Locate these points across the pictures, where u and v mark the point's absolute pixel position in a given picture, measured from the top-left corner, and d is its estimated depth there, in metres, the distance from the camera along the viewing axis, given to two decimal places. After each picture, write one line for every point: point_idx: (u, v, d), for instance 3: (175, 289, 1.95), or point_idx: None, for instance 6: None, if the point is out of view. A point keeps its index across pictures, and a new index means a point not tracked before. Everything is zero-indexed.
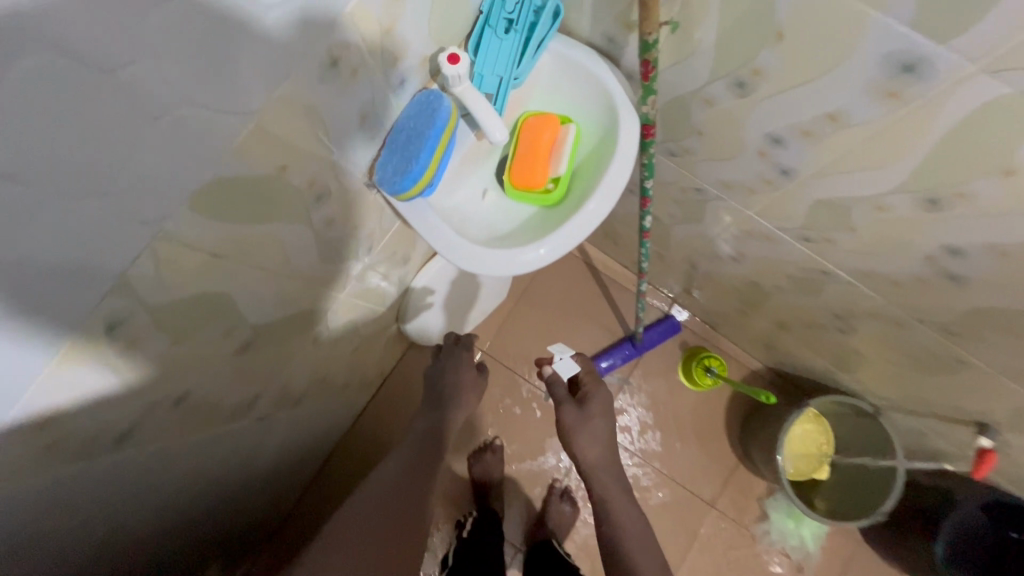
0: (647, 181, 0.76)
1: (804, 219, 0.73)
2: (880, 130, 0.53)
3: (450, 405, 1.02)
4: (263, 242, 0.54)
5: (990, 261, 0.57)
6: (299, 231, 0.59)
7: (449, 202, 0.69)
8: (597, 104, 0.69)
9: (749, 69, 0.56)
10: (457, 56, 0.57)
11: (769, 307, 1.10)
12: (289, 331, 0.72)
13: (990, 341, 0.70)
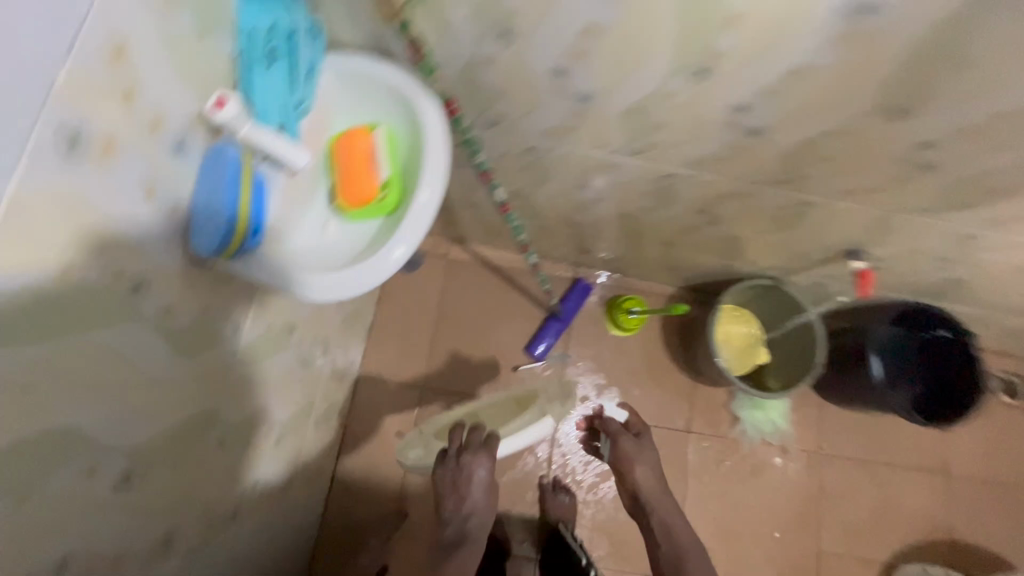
0: (475, 155, 0.81)
1: (622, 134, 0.77)
2: (626, 29, 0.57)
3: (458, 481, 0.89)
4: (100, 353, 0.50)
5: (771, 104, 0.64)
6: (142, 333, 0.55)
7: (291, 245, 0.68)
8: (388, 97, 0.69)
9: (503, 15, 0.59)
10: (223, 100, 0.56)
11: (648, 231, 1.16)
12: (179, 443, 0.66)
13: (812, 175, 0.78)
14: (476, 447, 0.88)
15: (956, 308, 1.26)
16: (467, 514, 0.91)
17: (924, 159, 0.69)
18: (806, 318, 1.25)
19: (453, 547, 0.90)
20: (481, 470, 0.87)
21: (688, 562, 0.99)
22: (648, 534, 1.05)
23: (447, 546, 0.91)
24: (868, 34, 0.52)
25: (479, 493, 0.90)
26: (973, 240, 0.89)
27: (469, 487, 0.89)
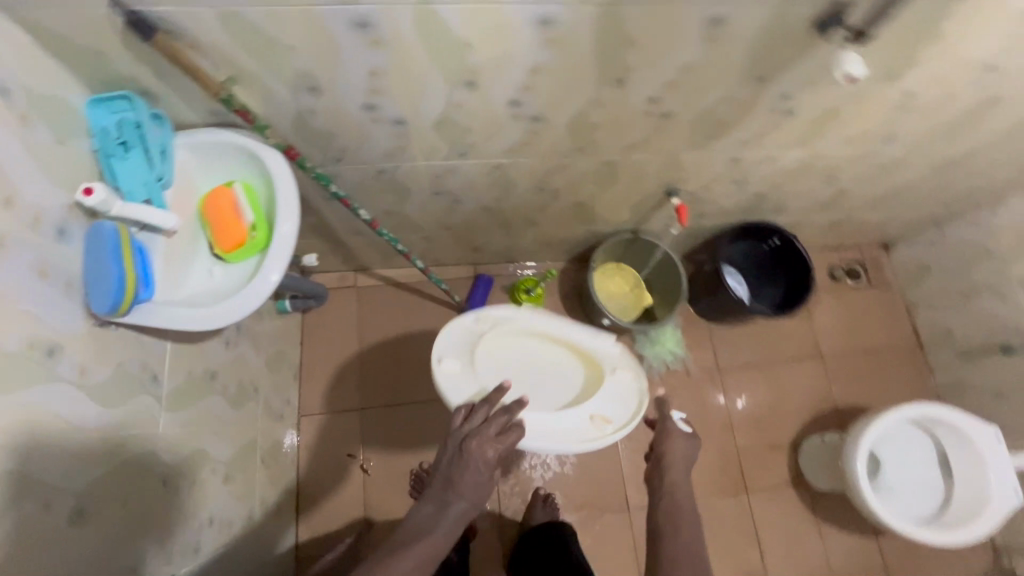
0: (330, 187, 0.96)
1: (443, 142, 0.95)
2: (400, 66, 0.75)
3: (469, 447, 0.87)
4: (33, 410, 0.62)
5: (532, 95, 0.84)
6: (66, 390, 0.67)
7: (182, 292, 0.80)
8: (237, 155, 0.83)
9: (304, 76, 0.75)
10: (90, 188, 0.68)
11: (513, 218, 1.35)
12: (122, 482, 0.77)
13: (597, 139, 0.99)
14: (493, 424, 0.89)
15: (777, 217, 1.53)
16: (444, 499, 0.84)
17: (662, 108, 0.91)
18: (657, 250, 1.50)
19: (408, 542, 0.80)
20: (489, 457, 0.86)
21: (673, 539, 0.91)
22: (654, 504, 0.98)
23: (402, 535, 0.81)
24: (562, 39, 0.72)
25: (469, 485, 0.85)
26: (741, 161, 1.14)
27: (464, 470, 0.85)
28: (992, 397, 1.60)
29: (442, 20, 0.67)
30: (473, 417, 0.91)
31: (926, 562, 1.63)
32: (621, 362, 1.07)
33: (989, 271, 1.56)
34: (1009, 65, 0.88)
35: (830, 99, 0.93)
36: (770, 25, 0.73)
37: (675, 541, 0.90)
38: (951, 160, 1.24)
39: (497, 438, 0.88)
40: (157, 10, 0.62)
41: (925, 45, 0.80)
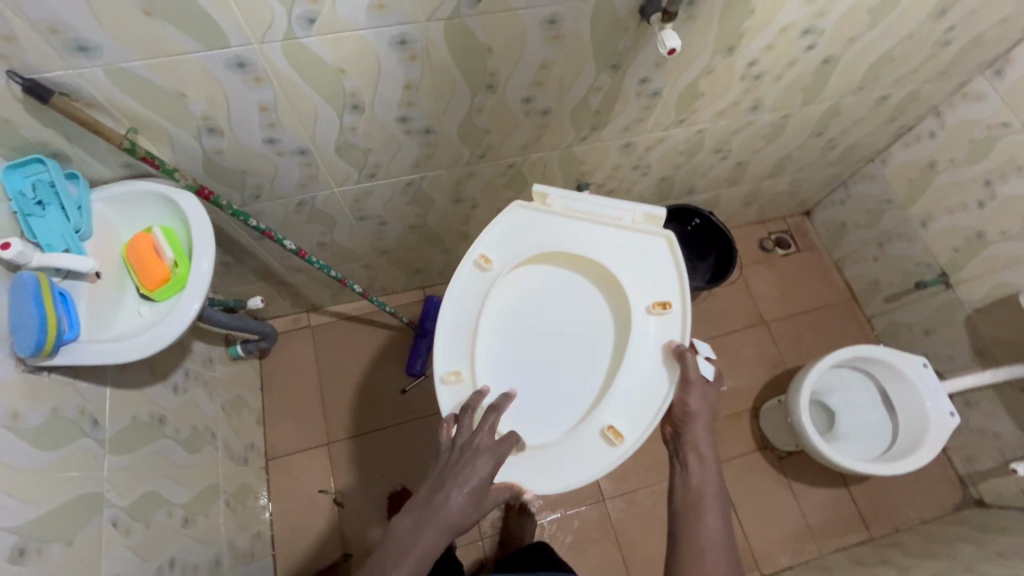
0: (248, 221, 1.01)
1: (349, 165, 1.04)
2: (286, 98, 0.84)
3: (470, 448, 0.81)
4: None
5: (416, 110, 0.93)
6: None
7: (110, 331, 0.85)
8: (153, 202, 0.90)
9: (201, 119, 0.84)
10: (6, 242, 0.73)
11: (443, 234, 1.43)
12: (67, 522, 0.79)
13: (491, 143, 1.09)
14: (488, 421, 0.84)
15: (693, 199, 1.65)
16: (443, 493, 0.78)
17: (538, 107, 1.01)
18: None
19: (408, 536, 0.75)
20: (487, 460, 0.80)
21: (689, 524, 0.82)
22: (675, 475, 0.89)
23: (402, 525, 0.77)
24: (422, 54, 0.82)
25: (470, 484, 0.78)
26: (633, 147, 1.25)
27: (462, 471, 0.79)
28: (924, 334, 1.69)
29: (309, 52, 0.76)
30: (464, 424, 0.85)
31: (900, 505, 1.66)
32: (652, 260, 1.00)
33: (894, 218, 1.68)
34: (826, 26, 1.01)
35: (685, 78, 1.04)
36: (601, 18, 0.84)
37: (690, 526, 0.82)
38: (823, 120, 1.37)
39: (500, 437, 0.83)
40: (51, 76, 0.70)
41: (744, 18, 0.93)
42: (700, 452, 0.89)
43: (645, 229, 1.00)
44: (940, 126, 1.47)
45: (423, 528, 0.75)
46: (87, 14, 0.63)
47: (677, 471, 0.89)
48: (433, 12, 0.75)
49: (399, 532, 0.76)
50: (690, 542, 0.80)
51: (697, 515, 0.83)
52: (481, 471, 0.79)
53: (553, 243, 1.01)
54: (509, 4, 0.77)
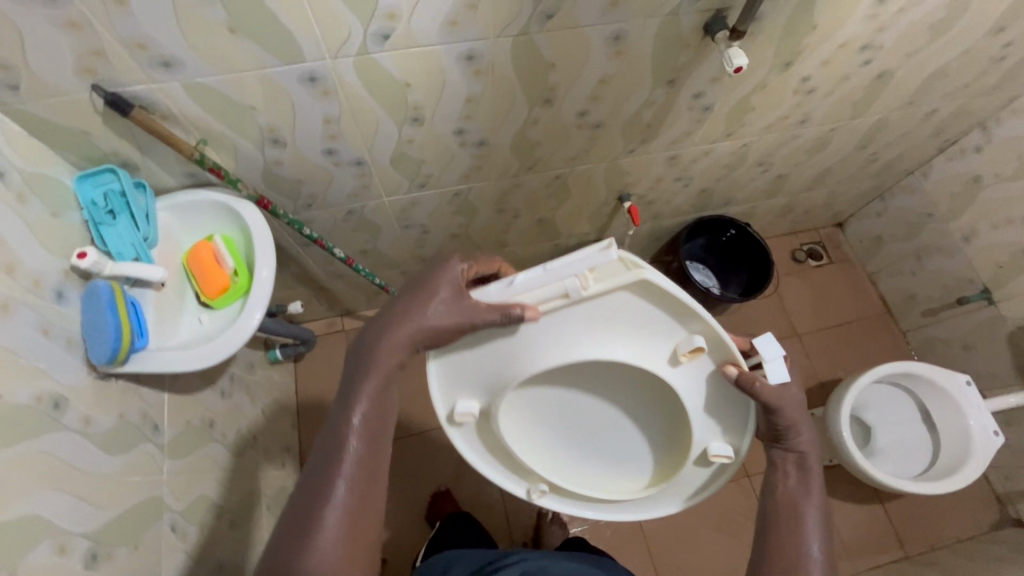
0: (303, 230, 1.06)
1: (402, 176, 1.05)
2: (350, 111, 0.85)
3: (418, 296, 0.74)
4: (47, 457, 0.68)
5: (474, 123, 0.94)
6: (76, 437, 0.73)
7: (174, 338, 0.87)
8: (214, 211, 0.92)
9: (267, 130, 0.84)
10: (83, 251, 0.75)
11: (482, 243, 1.43)
12: (133, 526, 0.80)
13: (541, 155, 1.09)
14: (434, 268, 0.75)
15: (729, 209, 1.64)
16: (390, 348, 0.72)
17: (592, 120, 1.02)
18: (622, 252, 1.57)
19: (353, 390, 0.72)
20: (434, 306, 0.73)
21: (782, 530, 0.76)
22: (772, 477, 0.81)
23: (347, 384, 0.74)
24: (487, 70, 0.83)
25: (418, 331, 0.73)
26: (678, 159, 1.25)
27: (404, 320, 0.73)
28: (963, 350, 1.66)
29: (379, 66, 0.77)
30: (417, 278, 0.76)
31: (936, 524, 1.64)
32: (635, 312, 0.75)
33: (934, 231, 1.67)
34: (885, 42, 1.00)
35: (739, 92, 1.04)
36: (665, 34, 0.84)
37: (789, 537, 0.75)
38: (868, 134, 1.36)
39: (455, 288, 0.74)
40: (131, 90, 0.71)
41: (805, 34, 0.92)
42: (805, 458, 0.80)
43: (603, 290, 0.71)
44: (987, 140, 1.46)
45: (369, 379, 0.72)
46: (175, 30, 0.64)
47: (775, 473, 0.81)
48: (504, 28, 0.75)
49: (347, 392, 0.73)
50: (786, 552, 0.74)
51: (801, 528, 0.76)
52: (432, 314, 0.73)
53: (535, 343, 0.78)
54: (578, 21, 0.78)
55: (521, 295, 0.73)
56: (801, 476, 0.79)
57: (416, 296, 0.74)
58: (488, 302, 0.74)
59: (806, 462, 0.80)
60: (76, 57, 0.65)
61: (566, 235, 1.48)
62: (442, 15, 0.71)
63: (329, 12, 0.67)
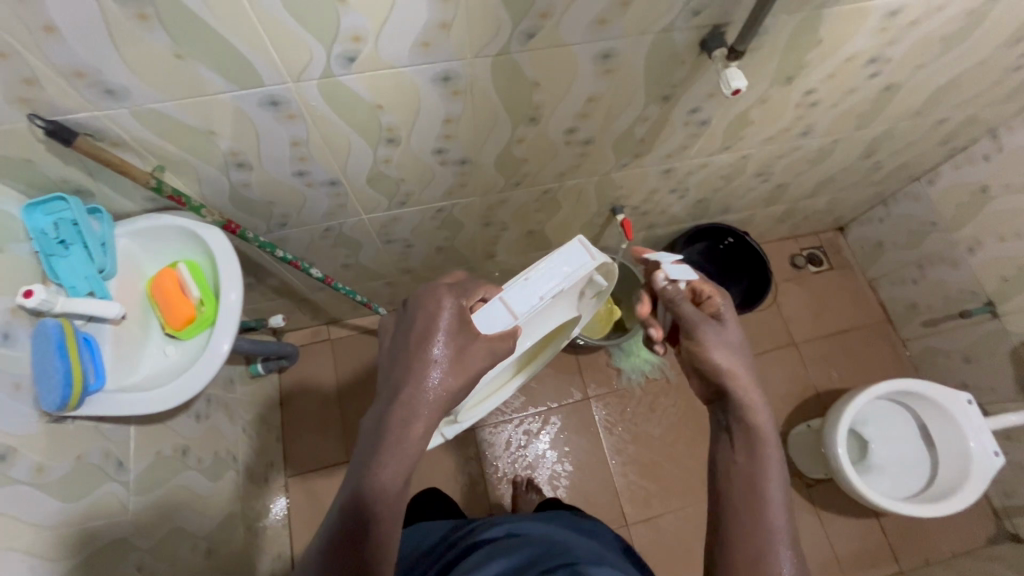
0: (276, 253, 0.98)
1: (380, 195, 0.99)
2: (319, 134, 0.79)
3: (425, 336, 0.63)
4: None
5: (454, 142, 0.88)
6: (23, 490, 0.69)
7: (135, 375, 0.83)
8: (177, 236, 0.86)
9: (229, 154, 0.79)
10: (30, 290, 0.70)
11: (469, 255, 1.38)
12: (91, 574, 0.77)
13: (527, 171, 1.03)
14: (421, 310, 0.65)
15: (727, 217, 1.58)
16: (407, 415, 0.61)
17: (581, 137, 0.96)
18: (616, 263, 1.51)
19: (367, 467, 0.59)
20: (445, 339, 0.64)
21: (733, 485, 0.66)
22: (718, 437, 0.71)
23: (358, 458, 0.61)
24: (465, 90, 0.77)
25: (432, 394, 0.62)
26: (673, 172, 1.19)
27: (416, 382, 0.61)
28: (965, 362, 1.62)
29: (346, 88, 0.71)
30: (413, 310, 0.66)
31: (930, 539, 1.62)
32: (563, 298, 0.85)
33: (938, 240, 1.61)
34: (894, 55, 0.94)
35: (738, 107, 0.98)
36: (658, 51, 0.78)
37: (744, 501, 0.64)
38: (874, 144, 1.30)
39: (459, 349, 0.64)
40: (74, 117, 0.65)
41: (809, 48, 0.86)
42: (756, 426, 0.68)
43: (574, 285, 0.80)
44: (996, 149, 1.40)
45: (387, 455, 0.59)
46: (114, 58, 0.58)
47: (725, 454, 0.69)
48: (482, 47, 0.69)
49: (356, 468, 0.60)
50: (746, 511, 0.63)
51: (768, 515, 0.62)
52: (438, 371, 0.62)
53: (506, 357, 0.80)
54: (562, 39, 0.71)
55: (522, 314, 0.72)
56: (750, 449, 0.67)
57: (423, 338, 0.63)
58: (502, 330, 0.68)
59: (754, 430, 0.68)
60: (7, 86, 0.59)
61: (557, 246, 1.42)
62: (412, 36, 0.64)
63: (286, 35, 0.61)
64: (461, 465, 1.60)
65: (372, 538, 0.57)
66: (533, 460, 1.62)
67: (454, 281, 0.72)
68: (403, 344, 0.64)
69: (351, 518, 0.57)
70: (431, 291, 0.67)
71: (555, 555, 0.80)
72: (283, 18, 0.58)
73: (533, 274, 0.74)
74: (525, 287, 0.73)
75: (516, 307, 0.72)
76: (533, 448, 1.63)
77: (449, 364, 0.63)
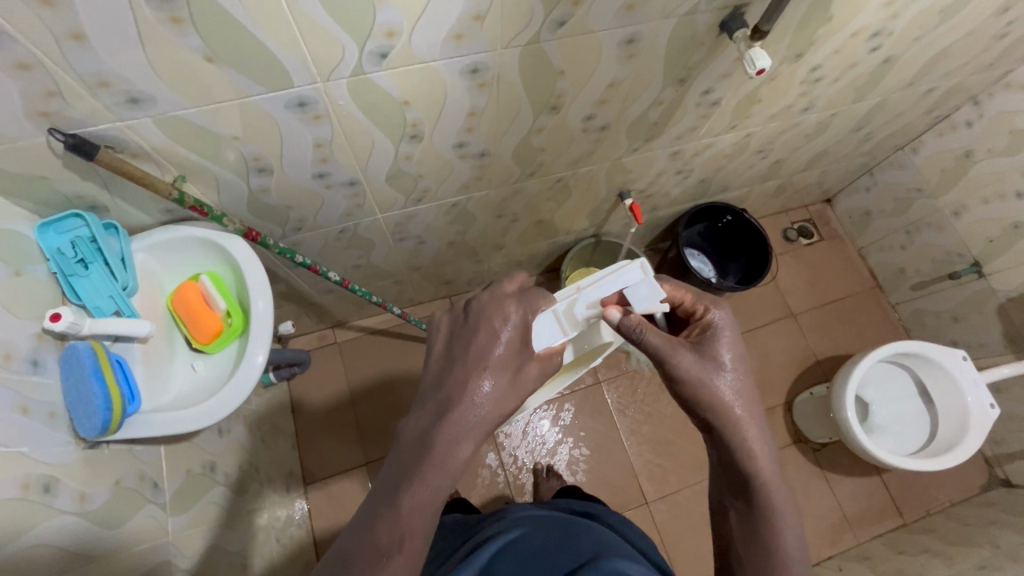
0: (294, 258, 0.96)
1: (398, 193, 0.97)
2: (343, 134, 0.77)
3: (471, 334, 0.64)
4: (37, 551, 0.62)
5: (475, 136, 0.87)
6: (68, 520, 0.67)
7: (168, 394, 0.81)
8: (198, 248, 0.83)
9: (250, 159, 0.76)
10: (56, 313, 0.67)
11: (479, 248, 1.37)
12: None
13: (543, 160, 1.03)
14: (483, 322, 0.64)
15: (726, 195, 1.61)
16: (449, 423, 0.59)
17: (597, 123, 0.96)
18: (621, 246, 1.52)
19: (405, 480, 0.57)
20: (493, 376, 0.62)
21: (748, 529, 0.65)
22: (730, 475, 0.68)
23: (400, 465, 0.58)
24: (492, 82, 0.76)
25: (478, 398, 0.61)
26: (681, 154, 1.20)
27: (460, 388, 0.61)
28: (954, 322, 1.70)
29: (375, 85, 0.69)
30: (463, 308, 0.67)
31: (929, 491, 1.70)
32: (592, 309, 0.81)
33: (924, 206, 1.67)
34: (895, 28, 0.96)
35: (748, 86, 1.00)
36: (679, 34, 0.79)
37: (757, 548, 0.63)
38: (868, 116, 1.34)
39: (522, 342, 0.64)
40: (94, 129, 0.62)
41: (820, 25, 0.88)
42: (750, 474, 0.64)
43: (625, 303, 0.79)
44: (979, 115, 1.46)
45: (426, 470, 0.57)
46: (140, 63, 0.55)
47: (728, 497, 0.67)
48: (512, 38, 0.68)
49: (388, 486, 0.57)
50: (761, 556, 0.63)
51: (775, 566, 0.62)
52: (490, 390, 0.61)
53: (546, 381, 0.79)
54: (590, 27, 0.71)
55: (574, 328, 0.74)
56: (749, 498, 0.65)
57: (472, 337, 0.63)
58: (550, 346, 0.70)
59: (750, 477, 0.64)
60: (26, 100, 0.56)
61: (565, 234, 1.43)
62: (446, 30, 0.63)
63: (320, 33, 0.59)
64: (479, 458, 1.61)
65: (396, 559, 0.53)
66: (552, 448, 1.64)
67: (518, 288, 0.69)
68: (448, 346, 0.64)
69: (373, 540, 0.54)
70: (496, 304, 0.66)
71: (583, 528, 0.83)
72: (320, 17, 0.57)
73: (586, 288, 0.76)
74: (577, 302, 0.76)
75: (566, 323, 0.74)
76: (550, 436, 1.65)
77: (502, 388, 0.62)
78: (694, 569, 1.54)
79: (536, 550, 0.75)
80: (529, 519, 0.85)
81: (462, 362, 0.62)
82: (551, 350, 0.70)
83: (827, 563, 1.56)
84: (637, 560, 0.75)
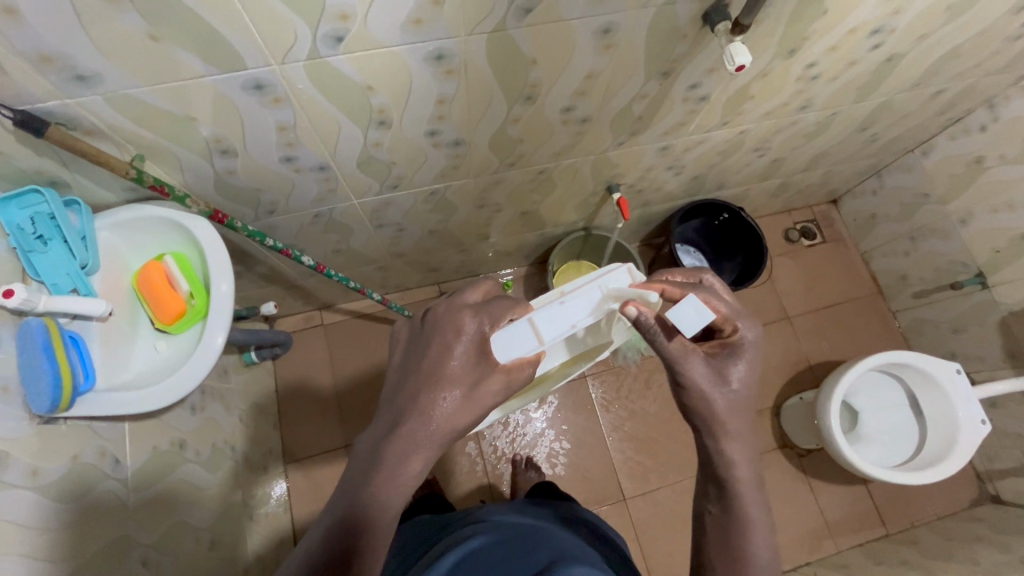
0: (266, 241, 0.94)
1: (372, 178, 0.96)
2: (306, 118, 0.75)
3: (424, 338, 0.62)
4: None
5: (447, 124, 0.85)
6: (20, 495, 0.67)
7: (127, 373, 0.81)
8: (163, 228, 0.82)
9: (211, 140, 0.75)
10: (10, 290, 0.66)
11: (464, 237, 1.35)
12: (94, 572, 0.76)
13: (523, 151, 1.00)
14: (437, 335, 0.61)
15: (723, 193, 1.56)
16: (391, 423, 0.58)
17: (578, 116, 0.93)
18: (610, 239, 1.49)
19: (349, 492, 0.56)
20: (452, 388, 0.59)
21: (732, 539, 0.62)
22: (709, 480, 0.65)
23: (352, 474, 0.58)
24: (459, 69, 0.73)
25: (439, 415, 0.58)
26: (671, 149, 1.16)
27: (405, 388, 0.60)
28: (953, 333, 1.65)
29: (334, 68, 0.67)
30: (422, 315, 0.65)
31: (915, 503, 1.67)
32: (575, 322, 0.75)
33: (931, 212, 1.61)
34: (898, 25, 0.91)
35: (738, 82, 0.96)
36: (660, 24, 0.75)
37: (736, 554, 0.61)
38: (872, 116, 1.28)
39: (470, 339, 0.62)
40: (44, 106, 0.61)
41: (814, 19, 0.83)
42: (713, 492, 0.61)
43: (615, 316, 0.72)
44: (993, 119, 1.39)
45: (369, 479, 0.56)
46: (82, 38, 0.54)
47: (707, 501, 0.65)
48: (476, 25, 0.66)
49: (338, 501, 0.57)
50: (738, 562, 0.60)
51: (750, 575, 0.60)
52: (447, 403, 0.59)
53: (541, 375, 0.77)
54: (562, 15, 0.68)
55: (554, 336, 0.67)
56: (734, 505, 0.62)
57: (425, 343, 0.62)
58: (520, 358, 0.64)
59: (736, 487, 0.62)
60: None
61: (552, 226, 1.40)
62: (403, 14, 0.61)
63: (269, 14, 0.57)
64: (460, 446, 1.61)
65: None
66: (533, 440, 1.63)
67: (482, 298, 0.66)
68: (403, 346, 0.64)
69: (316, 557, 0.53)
70: (453, 316, 0.62)
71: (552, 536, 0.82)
72: None
73: (568, 299, 0.69)
74: (557, 313, 0.68)
75: (543, 332, 0.67)
76: (531, 427, 1.64)
77: (458, 400, 0.59)
78: (668, 569, 1.53)
79: (496, 560, 0.73)
80: (492, 528, 0.83)
81: (410, 361, 0.62)
82: (522, 361, 0.63)
83: (803, 570, 1.55)
84: (599, 569, 0.74)
